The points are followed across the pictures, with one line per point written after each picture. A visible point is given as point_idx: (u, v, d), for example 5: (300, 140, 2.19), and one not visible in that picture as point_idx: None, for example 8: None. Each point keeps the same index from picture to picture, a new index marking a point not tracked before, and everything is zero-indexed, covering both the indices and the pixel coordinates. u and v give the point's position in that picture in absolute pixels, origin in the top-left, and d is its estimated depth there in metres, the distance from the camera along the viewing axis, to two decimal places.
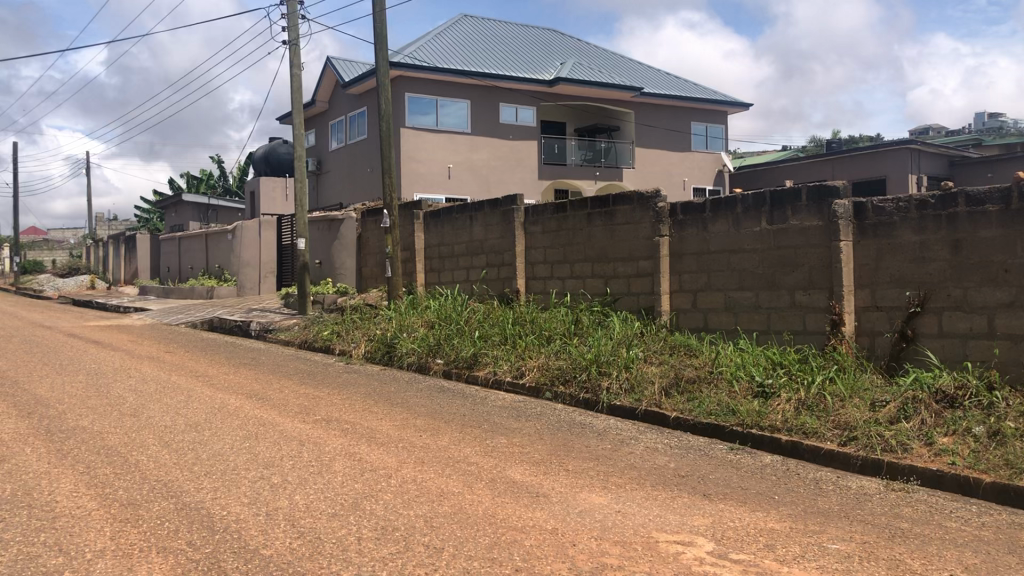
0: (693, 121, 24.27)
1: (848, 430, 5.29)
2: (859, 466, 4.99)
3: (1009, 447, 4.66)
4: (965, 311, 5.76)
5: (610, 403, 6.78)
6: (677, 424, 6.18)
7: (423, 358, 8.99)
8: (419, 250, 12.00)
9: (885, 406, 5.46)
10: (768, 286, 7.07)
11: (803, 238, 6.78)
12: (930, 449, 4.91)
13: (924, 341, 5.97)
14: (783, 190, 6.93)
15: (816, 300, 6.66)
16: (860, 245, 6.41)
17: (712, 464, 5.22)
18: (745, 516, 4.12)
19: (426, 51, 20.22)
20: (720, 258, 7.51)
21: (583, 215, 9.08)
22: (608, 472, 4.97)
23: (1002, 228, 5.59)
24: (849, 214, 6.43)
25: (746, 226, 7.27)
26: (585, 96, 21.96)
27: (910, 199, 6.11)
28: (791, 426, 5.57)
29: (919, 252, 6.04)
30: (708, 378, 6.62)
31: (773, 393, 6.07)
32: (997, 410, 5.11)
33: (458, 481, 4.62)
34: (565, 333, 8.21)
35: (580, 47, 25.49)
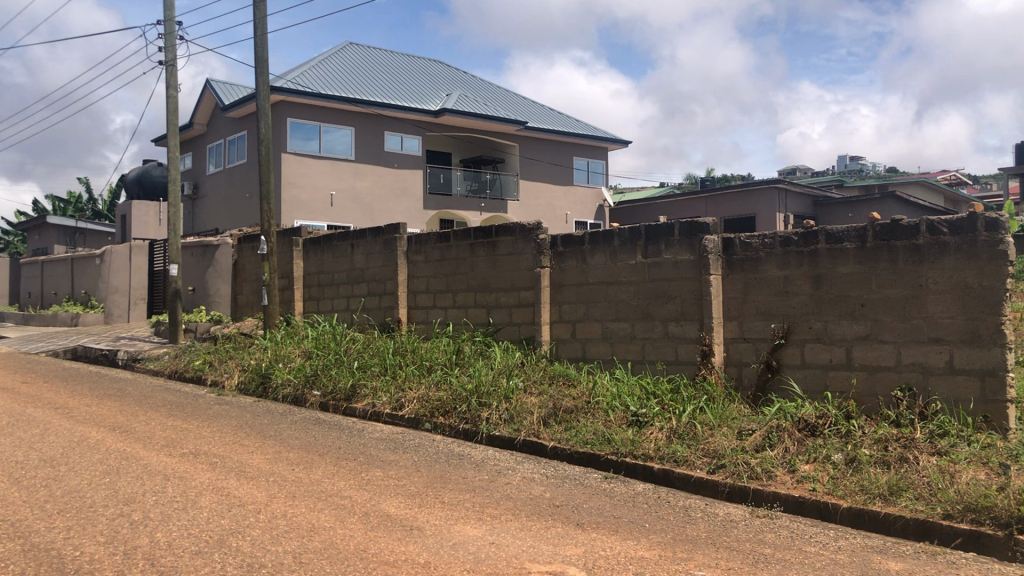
0: (575, 156, 24.81)
1: (716, 457, 5.46)
2: (726, 493, 5.14)
3: (864, 474, 4.89)
4: (825, 343, 6.04)
5: (489, 433, 6.78)
6: (554, 453, 6.24)
7: (300, 389, 8.79)
8: (298, 278, 11.77)
9: (751, 434, 5.66)
10: (643, 317, 7.25)
11: (675, 271, 6.98)
12: (792, 476, 5.12)
13: (788, 372, 6.23)
14: (658, 224, 7.14)
15: (687, 331, 6.87)
16: (729, 279, 6.66)
17: (585, 493, 5.28)
18: (616, 544, 4.17)
19: (309, 76, 19.99)
20: (599, 290, 7.65)
21: (466, 245, 9.11)
22: (483, 503, 4.96)
23: (858, 264, 5.91)
24: (718, 249, 6.68)
25: (622, 258, 7.44)
26: (469, 127, 22.11)
27: (775, 236, 6.38)
28: (663, 454, 5.70)
29: (783, 286, 6.31)
30: (585, 408, 6.72)
31: (646, 422, 6.21)
32: (854, 437, 5.36)
33: (330, 516, 4.51)
34: (446, 364, 8.17)
35: (465, 79, 25.71)
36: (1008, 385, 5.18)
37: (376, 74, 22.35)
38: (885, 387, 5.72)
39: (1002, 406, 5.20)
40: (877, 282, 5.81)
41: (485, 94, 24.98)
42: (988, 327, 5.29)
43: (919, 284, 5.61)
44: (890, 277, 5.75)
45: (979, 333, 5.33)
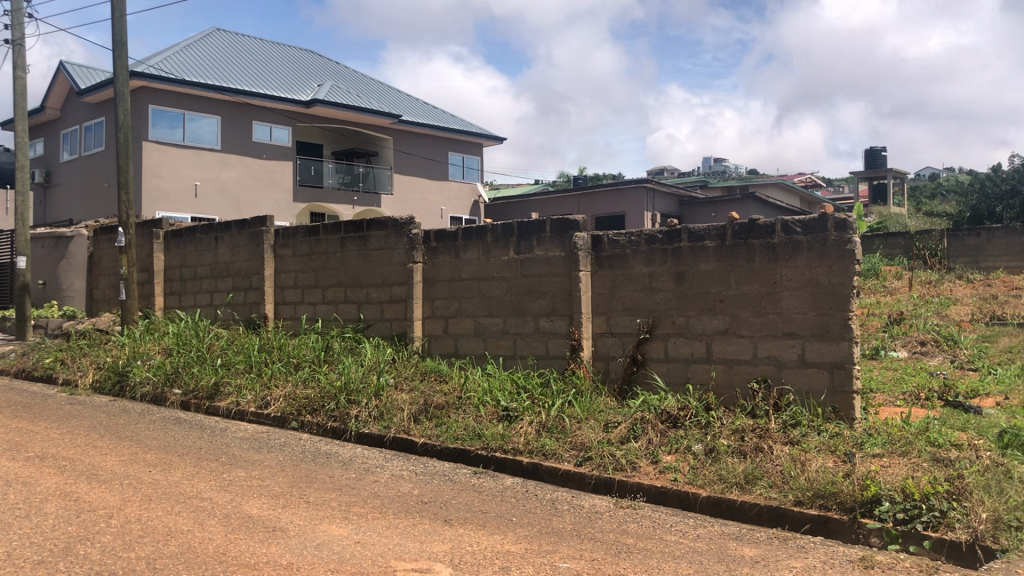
0: (450, 151, 24.80)
1: (584, 450, 5.55)
2: (592, 485, 5.24)
3: (722, 463, 5.07)
4: (687, 338, 6.24)
5: (358, 430, 6.68)
6: (424, 450, 6.20)
7: (159, 388, 8.43)
8: (158, 272, 11.28)
9: (617, 426, 5.79)
10: (515, 313, 7.29)
11: (547, 266, 7.05)
12: (655, 467, 5.26)
13: (652, 365, 6.41)
14: (529, 221, 7.19)
15: (558, 326, 6.95)
16: (597, 275, 6.78)
17: (454, 489, 5.27)
18: (483, 539, 4.18)
19: (173, 62, 19.19)
20: (471, 285, 7.65)
21: (336, 239, 8.95)
22: (349, 502, 4.88)
23: (718, 262, 6.12)
24: (588, 246, 6.78)
25: (494, 254, 7.47)
26: (342, 119, 21.74)
27: (640, 233, 6.54)
28: (532, 448, 5.75)
29: (649, 283, 6.47)
30: (455, 404, 6.71)
31: (515, 416, 6.25)
32: (714, 428, 5.55)
33: (188, 519, 4.33)
34: (314, 360, 7.99)
35: (338, 70, 25.27)
36: (854, 376, 5.48)
37: (245, 62, 21.69)
38: (742, 379, 5.96)
39: (849, 396, 5.50)
40: (735, 279, 6.04)
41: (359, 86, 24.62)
42: (836, 322, 5.58)
43: (774, 281, 5.86)
44: (748, 274, 5.99)
45: (828, 327, 5.61)
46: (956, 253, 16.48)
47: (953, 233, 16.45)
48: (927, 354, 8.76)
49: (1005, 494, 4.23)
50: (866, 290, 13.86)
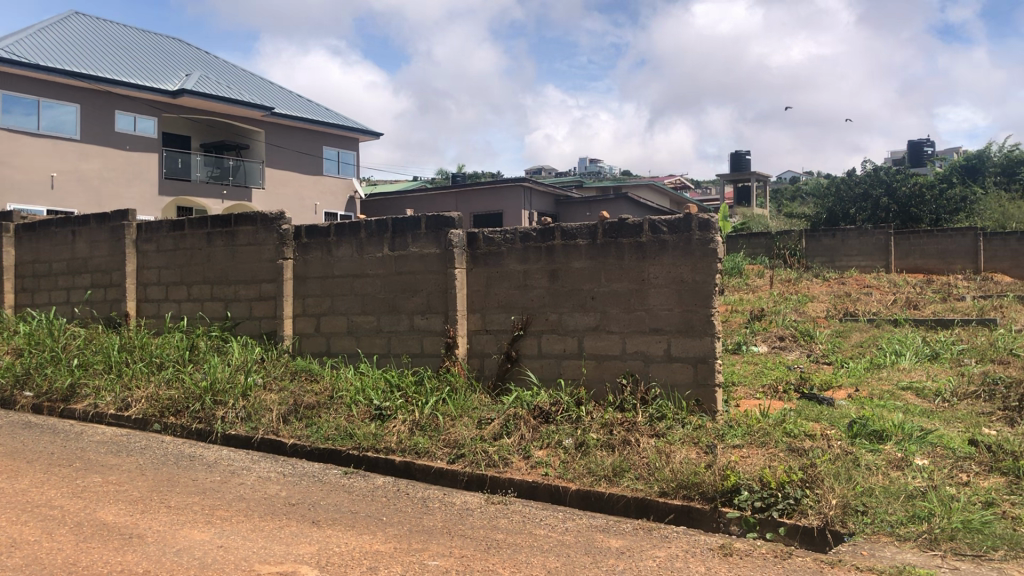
0: (324, 146, 24.37)
1: (456, 447, 5.54)
2: (464, 482, 5.24)
3: (592, 457, 5.16)
4: (559, 334, 6.33)
5: (224, 432, 6.47)
6: (294, 451, 6.06)
7: (9, 391, 7.93)
8: (8, 267, 10.63)
9: (489, 423, 5.81)
10: (389, 311, 7.22)
11: (421, 264, 7.00)
12: (527, 462, 5.31)
13: (525, 362, 6.47)
14: (404, 217, 7.13)
15: (432, 323, 6.92)
16: (472, 272, 6.79)
17: (324, 490, 5.17)
18: (351, 540, 4.12)
19: (27, 46, 18.09)
20: (344, 282, 7.52)
21: (203, 235, 8.64)
22: (212, 506, 4.72)
23: (590, 259, 6.23)
24: (463, 243, 6.77)
25: (368, 251, 7.37)
26: (211, 111, 21.02)
27: (514, 231, 6.58)
28: (404, 446, 5.70)
29: (523, 280, 6.52)
30: (327, 404, 6.59)
31: (388, 415, 6.19)
32: (585, 422, 5.65)
33: (36, 529, 4.09)
34: (179, 360, 7.69)
35: (207, 60, 24.42)
36: (717, 370, 5.69)
37: (106, 48, 20.67)
38: (612, 374, 6.09)
39: (711, 390, 5.70)
40: (606, 276, 6.16)
41: (230, 77, 23.86)
42: (700, 318, 5.77)
43: (642, 279, 6.01)
44: (618, 272, 6.12)
45: (692, 323, 5.79)
46: (813, 253, 17.31)
47: (811, 234, 17.26)
48: (785, 349, 9.18)
49: (853, 480, 4.48)
50: (730, 287, 14.41)
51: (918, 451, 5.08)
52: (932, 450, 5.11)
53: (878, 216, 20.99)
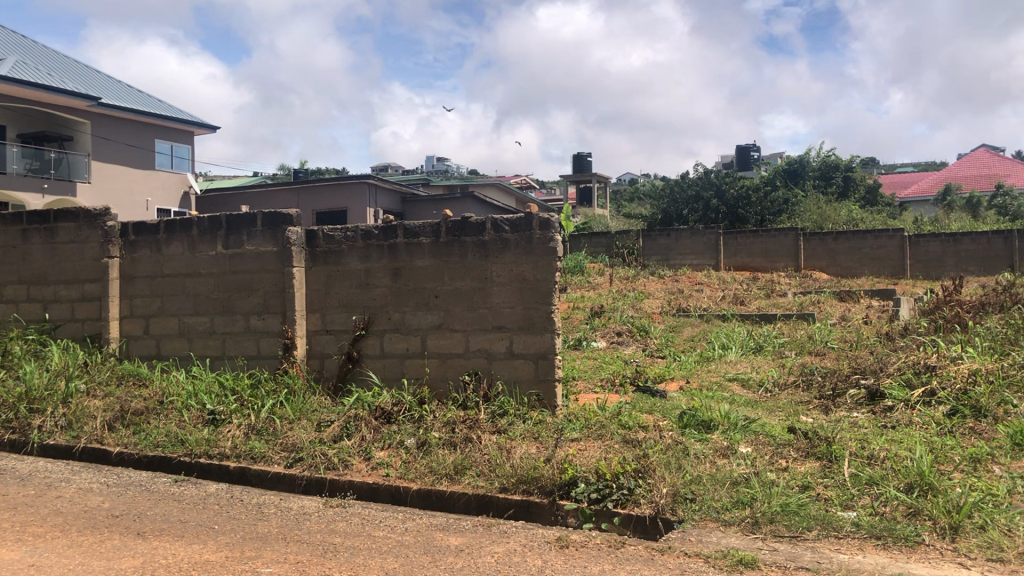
0: (156, 139, 23.25)
1: (294, 451, 5.39)
2: (302, 487, 5.11)
3: (433, 456, 5.14)
4: (402, 333, 6.27)
5: (41, 442, 6.04)
6: (120, 460, 5.73)
7: None
8: None
9: (329, 425, 5.69)
10: (223, 311, 6.94)
11: (257, 263, 6.77)
12: (368, 464, 5.23)
13: (367, 362, 6.37)
14: (238, 214, 6.85)
15: (270, 324, 6.71)
16: (311, 271, 6.61)
17: (151, 500, 4.92)
18: (179, 550, 3.93)
19: None
20: (176, 282, 7.18)
21: (17, 231, 8.03)
22: (25, 522, 4.39)
23: (433, 258, 6.20)
24: (302, 241, 6.58)
25: (202, 249, 7.05)
26: (31, 99, 19.58)
27: (356, 229, 6.45)
28: (240, 451, 5.50)
29: (364, 279, 6.42)
30: (156, 409, 6.28)
31: (222, 420, 5.96)
32: (427, 422, 5.63)
33: None
34: None
35: (25, 44, 22.77)
36: (557, 366, 5.82)
37: None
38: (455, 372, 6.10)
39: (551, 385, 5.83)
40: (449, 275, 6.16)
41: (51, 63, 22.35)
42: (541, 315, 5.88)
43: (485, 277, 6.05)
44: (461, 270, 6.12)
45: (533, 320, 5.89)
46: (650, 252, 18.01)
47: (648, 234, 17.95)
48: (622, 344, 9.48)
49: (682, 469, 4.67)
50: (572, 285, 14.71)
51: (743, 440, 5.35)
52: (755, 438, 5.39)
53: (709, 216, 22.05)
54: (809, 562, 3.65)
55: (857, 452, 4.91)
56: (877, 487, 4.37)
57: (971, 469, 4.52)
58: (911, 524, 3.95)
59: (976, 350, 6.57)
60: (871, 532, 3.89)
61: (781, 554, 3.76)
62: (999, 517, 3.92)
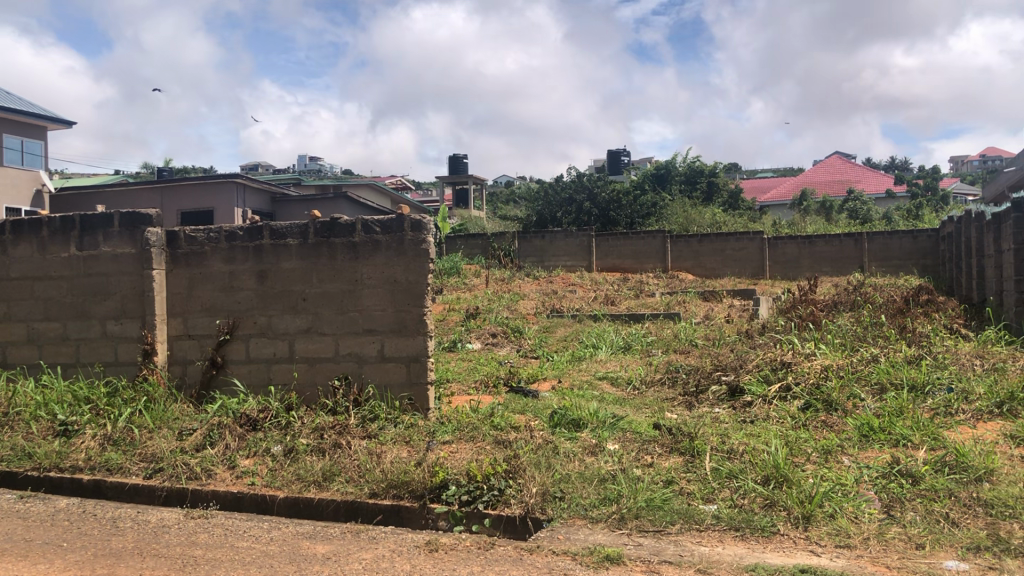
0: (6, 134, 21.92)
1: (154, 462, 5.17)
2: (162, 498, 4.90)
3: (301, 463, 5.03)
4: (269, 338, 6.10)
5: None
6: None
7: None
8: None
9: (191, 433, 5.48)
10: (77, 316, 6.57)
11: (114, 265, 6.45)
12: (232, 472, 5.06)
13: (232, 368, 6.17)
14: (92, 214, 6.50)
15: (128, 330, 6.40)
16: (172, 274, 6.35)
17: None
18: (23, 571, 3.70)
19: None
20: (23, 286, 6.75)
21: None
22: None
23: (301, 260, 6.06)
24: (162, 242, 6.30)
25: (52, 251, 6.66)
26: None
27: (219, 230, 6.23)
28: (94, 464, 5.23)
29: (228, 282, 6.21)
30: (1, 422, 5.90)
31: (75, 431, 5.65)
32: (294, 428, 5.50)
33: None
34: None
35: None
36: (429, 369, 5.80)
37: None
38: (324, 377, 5.98)
39: (423, 388, 5.80)
40: (317, 277, 6.03)
41: None
42: (412, 317, 5.84)
43: (355, 279, 5.96)
44: (329, 273, 6.01)
45: (405, 323, 5.85)
46: (525, 253, 18.21)
47: (523, 235, 18.16)
48: (497, 344, 9.53)
49: (552, 468, 4.72)
50: (448, 287, 14.69)
51: (610, 437, 5.45)
52: (622, 435, 5.51)
53: (582, 218, 22.47)
54: (671, 555, 3.75)
55: (718, 447, 5.08)
56: (736, 480, 4.54)
57: (822, 460, 4.76)
58: (767, 515, 4.12)
59: (828, 346, 6.93)
60: (730, 524, 4.04)
61: (645, 549, 3.85)
62: (846, 506, 4.13)
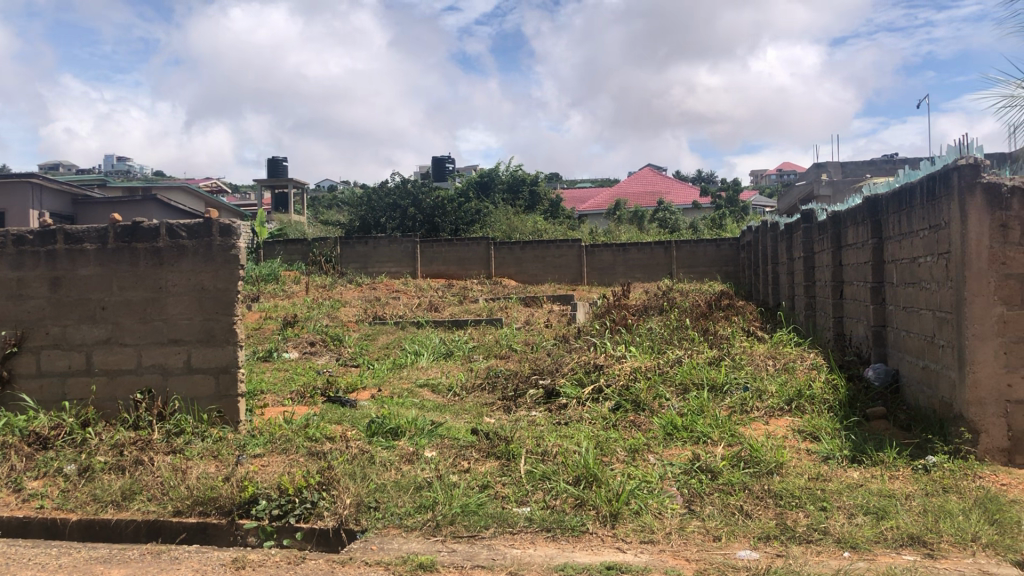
0: None
1: None
2: None
3: (98, 483, 4.71)
4: (63, 349, 5.67)
5: None
6: None
7: None
8: None
9: None
10: None
11: None
12: (18, 496, 4.66)
13: (21, 383, 5.70)
14: None
15: None
16: None
17: None
18: None
19: None
20: None
21: None
22: None
23: (98, 266, 5.66)
24: None
25: None
26: None
27: (6, 233, 5.71)
28: None
29: (16, 289, 5.71)
30: None
31: None
32: (91, 445, 5.15)
33: None
34: None
35: None
36: (239, 380, 5.61)
37: None
38: (125, 390, 5.65)
39: (233, 400, 5.60)
40: (118, 284, 5.66)
41: None
42: (221, 326, 5.61)
43: (159, 287, 5.65)
44: (131, 280, 5.66)
45: (213, 332, 5.61)
46: (347, 259, 18.00)
47: (345, 241, 17.90)
48: (315, 354, 9.30)
49: (368, 478, 4.66)
50: (266, 294, 14.23)
51: (428, 445, 5.44)
52: (440, 442, 5.51)
53: (406, 224, 22.45)
54: (483, 560, 3.78)
55: (532, 449, 5.18)
56: (549, 482, 4.63)
57: (629, 458, 4.94)
58: (577, 514, 4.23)
59: (638, 349, 7.22)
60: (542, 526, 4.11)
61: (458, 555, 3.85)
62: (651, 502, 4.30)
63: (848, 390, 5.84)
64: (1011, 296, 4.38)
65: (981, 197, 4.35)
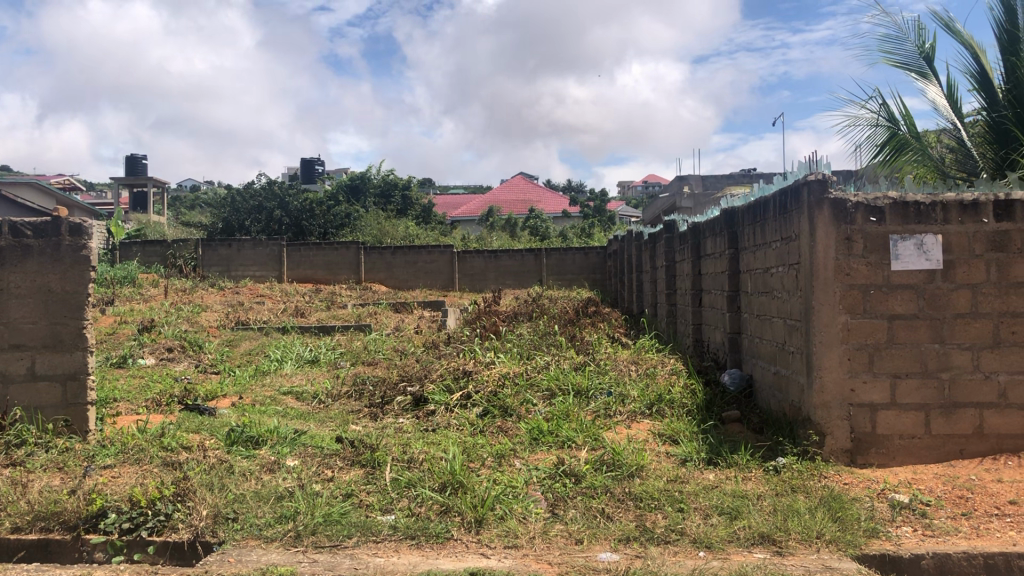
0: None
1: None
2: None
3: None
4: None
5: None
6: None
7: None
8: None
9: None
10: None
11: None
12: None
13: None
14: None
15: None
16: None
17: None
18: None
19: None
20: None
21: None
22: None
23: None
24: None
25: None
26: None
27: None
28: None
29: None
30: None
31: None
32: None
33: None
34: None
35: None
36: (88, 387, 5.32)
37: None
38: None
39: (81, 408, 5.31)
40: None
41: None
42: (69, 331, 5.31)
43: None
44: None
45: (60, 337, 5.30)
46: (210, 262, 17.43)
47: (207, 243, 17.34)
48: (173, 360, 8.93)
49: (226, 489, 4.50)
50: (121, 297, 13.60)
51: (290, 453, 5.30)
52: (303, 450, 5.38)
53: (272, 227, 21.91)
54: (346, 569, 3.71)
55: (399, 457, 5.13)
56: (414, 489, 4.59)
57: (495, 464, 4.96)
58: (442, 521, 4.21)
59: (506, 355, 7.27)
60: (406, 533, 4.08)
61: (320, 565, 3.77)
62: (515, 507, 4.33)
63: (705, 394, 6.05)
64: (855, 304, 4.63)
65: (828, 211, 4.62)
